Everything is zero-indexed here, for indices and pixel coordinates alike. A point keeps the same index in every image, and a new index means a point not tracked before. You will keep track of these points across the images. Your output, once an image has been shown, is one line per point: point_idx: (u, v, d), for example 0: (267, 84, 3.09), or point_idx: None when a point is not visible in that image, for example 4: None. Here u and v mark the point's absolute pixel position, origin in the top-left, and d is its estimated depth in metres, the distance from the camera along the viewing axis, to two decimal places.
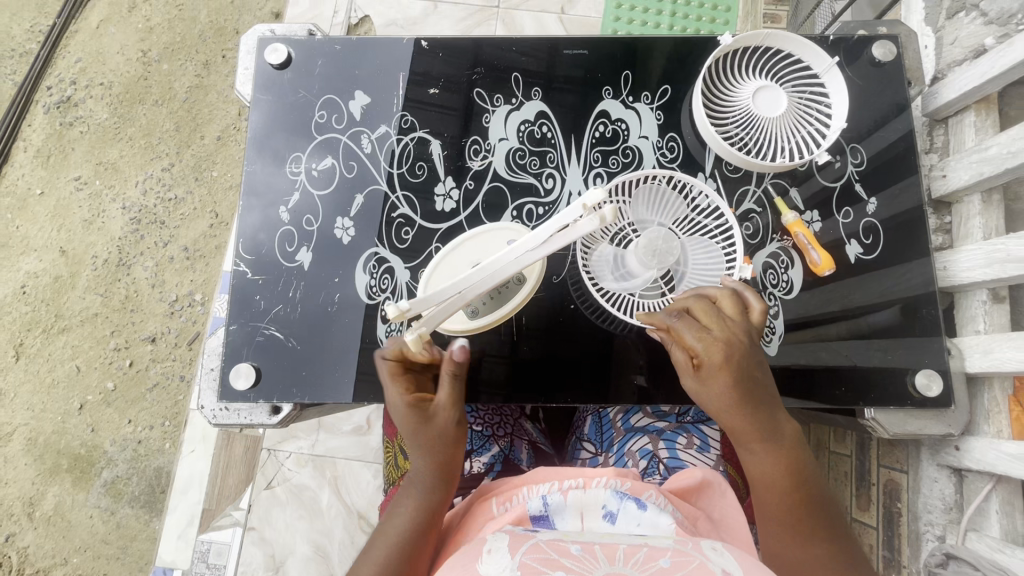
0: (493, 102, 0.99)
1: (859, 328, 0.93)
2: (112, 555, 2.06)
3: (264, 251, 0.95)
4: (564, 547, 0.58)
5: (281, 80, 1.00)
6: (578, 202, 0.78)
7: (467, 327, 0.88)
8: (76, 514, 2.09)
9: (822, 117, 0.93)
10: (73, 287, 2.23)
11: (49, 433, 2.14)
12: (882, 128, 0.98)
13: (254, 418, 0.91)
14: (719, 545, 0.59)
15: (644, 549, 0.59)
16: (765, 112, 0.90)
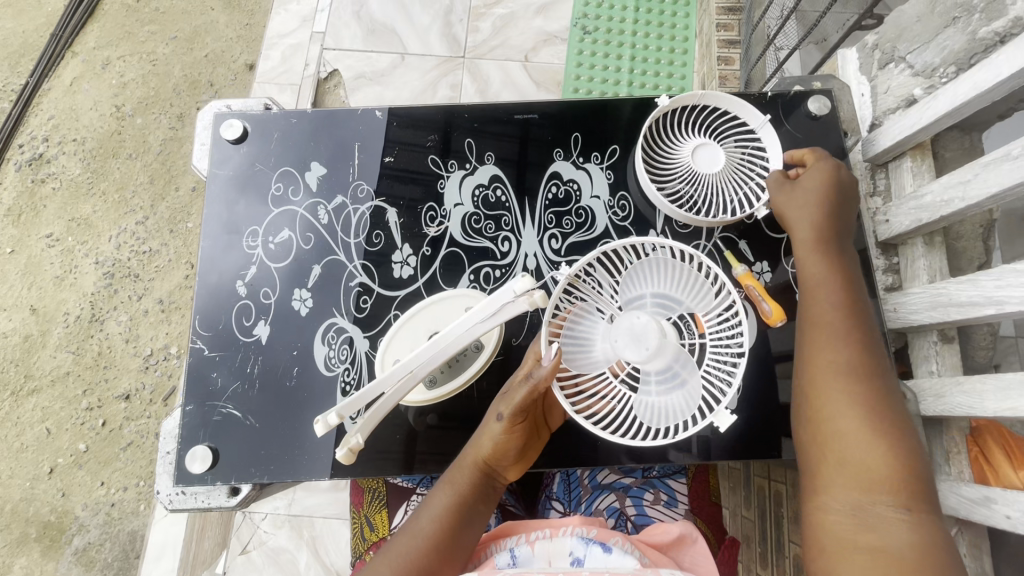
0: (448, 168, 1.01)
1: None
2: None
3: (222, 326, 0.94)
4: None
5: (238, 155, 1.02)
6: (510, 286, 0.78)
7: (424, 398, 0.87)
8: None
9: (765, 172, 0.93)
10: (44, 345, 2.18)
11: (16, 500, 2.06)
12: None
13: (212, 502, 0.88)
14: None
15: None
16: (705, 170, 0.93)
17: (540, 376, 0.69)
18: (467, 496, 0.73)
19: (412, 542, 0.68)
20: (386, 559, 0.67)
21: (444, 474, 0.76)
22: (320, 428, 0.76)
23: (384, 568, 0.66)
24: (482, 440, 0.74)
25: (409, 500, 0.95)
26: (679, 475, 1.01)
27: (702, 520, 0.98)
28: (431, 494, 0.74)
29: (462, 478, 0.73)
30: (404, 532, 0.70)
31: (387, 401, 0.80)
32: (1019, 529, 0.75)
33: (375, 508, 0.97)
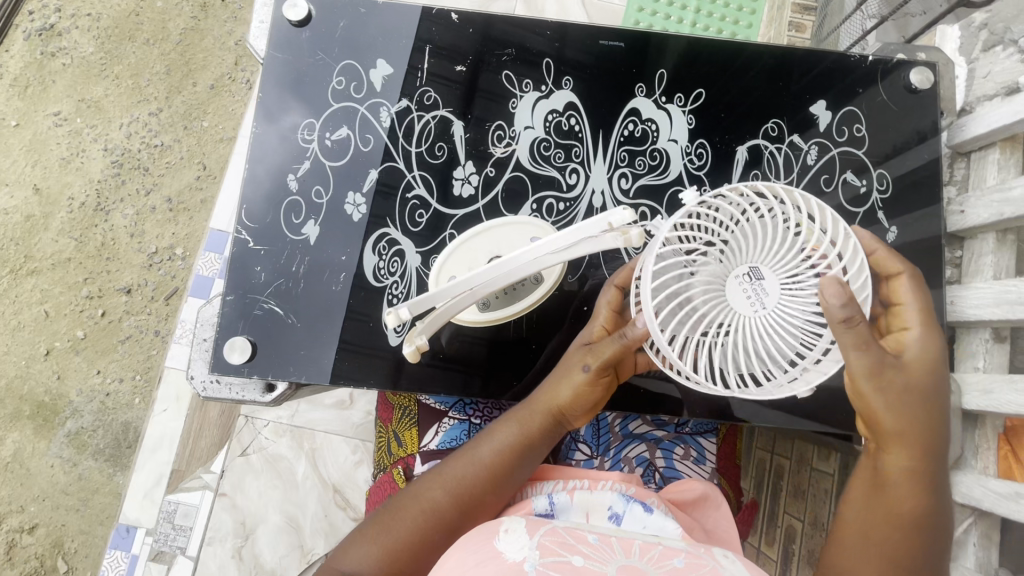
0: (521, 87, 0.94)
1: None
2: (72, 507, 2.01)
3: (270, 221, 0.90)
4: (580, 536, 0.61)
5: (299, 39, 0.93)
6: (602, 219, 0.72)
7: (476, 320, 0.87)
8: (36, 463, 2.03)
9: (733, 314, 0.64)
10: (46, 228, 2.12)
11: (11, 377, 2.06)
12: (900, 155, 0.97)
13: (245, 395, 0.88)
14: (732, 555, 0.61)
15: (659, 547, 0.61)
16: (737, 303, 0.64)
17: (632, 336, 0.72)
18: (530, 435, 0.77)
19: (471, 466, 0.76)
20: (444, 476, 0.77)
21: (518, 408, 0.80)
22: (391, 319, 0.76)
23: (440, 483, 0.76)
24: (558, 391, 0.78)
25: (441, 422, 0.95)
26: (710, 434, 1.01)
27: (724, 480, 0.99)
28: (496, 425, 0.80)
29: (529, 422, 0.78)
30: (464, 453, 0.78)
31: (443, 316, 0.79)
32: None
33: (406, 425, 0.96)
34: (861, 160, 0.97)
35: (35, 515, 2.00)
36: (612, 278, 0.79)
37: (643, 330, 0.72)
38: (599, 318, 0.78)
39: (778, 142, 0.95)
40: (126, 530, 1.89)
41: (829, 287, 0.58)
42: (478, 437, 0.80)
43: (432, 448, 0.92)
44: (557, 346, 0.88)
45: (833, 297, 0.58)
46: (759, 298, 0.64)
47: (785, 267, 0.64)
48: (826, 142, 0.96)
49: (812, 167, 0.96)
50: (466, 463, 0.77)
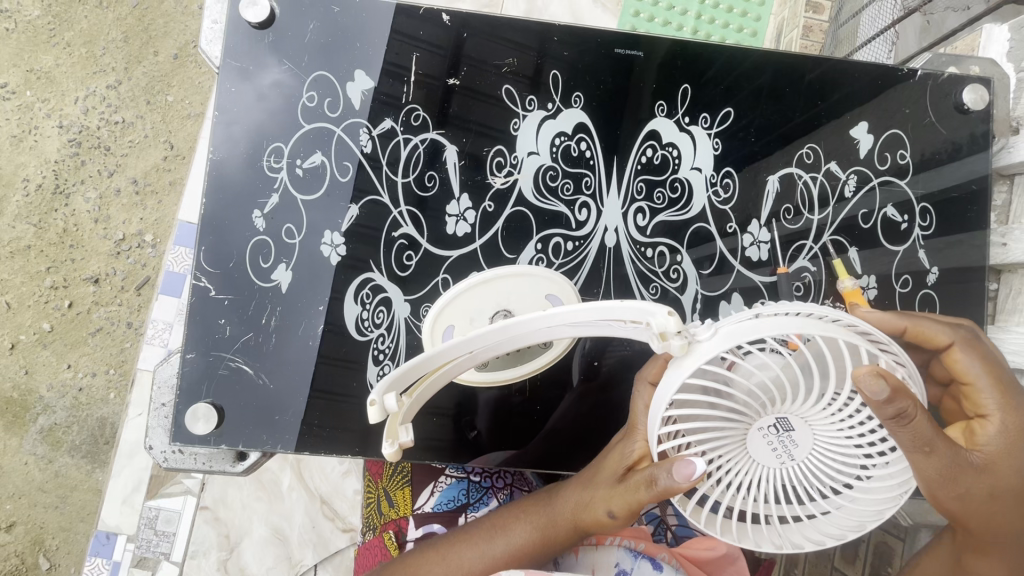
0: (525, 105, 0.82)
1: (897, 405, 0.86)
2: (50, 505, 1.88)
3: (233, 266, 0.77)
4: None
5: (260, 44, 0.79)
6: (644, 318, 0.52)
7: (477, 380, 0.81)
8: (9, 461, 1.87)
9: (761, 450, 0.54)
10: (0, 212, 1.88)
11: None
12: (930, 169, 0.88)
13: (214, 465, 0.78)
14: None
15: None
16: (759, 454, 0.55)
17: (671, 484, 0.53)
18: (547, 543, 0.68)
19: (479, 559, 0.68)
20: (448, 555, 0.69)
21: (542, 504, 0.70)
22: (376, 414, 0.55)
23: (440, 560, 0.68)
24: (585, 504, 0.66)
25: (437, 480, 0.87)
26: None
27: None
28: (515, 518, 0.70)
29: (552, 528, 0.68)
30: (474, 538, 0.70)
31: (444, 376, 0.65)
32: None
33: (397, 484, 0.89)
34: (903, 191, 0.87)
35: (12, 515, 1.88)
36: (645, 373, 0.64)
37: (686, 480, 0.51)
38: (642, 429, 0.63)
39: (814, 171, 0.85)
40: (106, 536, 1.79)
41: (867, 377, 0.45)
42: (490, 525, 0.71)
43: (427, 510, 0.83)
44: (569, 411, 0.85)
45: (871, 389, 0.45)
46: (786, 450, 0.54)
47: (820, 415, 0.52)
48: (866, 171, 0.86)
49: (850, 199, 0.86)
50: (473, 548, 0.69)
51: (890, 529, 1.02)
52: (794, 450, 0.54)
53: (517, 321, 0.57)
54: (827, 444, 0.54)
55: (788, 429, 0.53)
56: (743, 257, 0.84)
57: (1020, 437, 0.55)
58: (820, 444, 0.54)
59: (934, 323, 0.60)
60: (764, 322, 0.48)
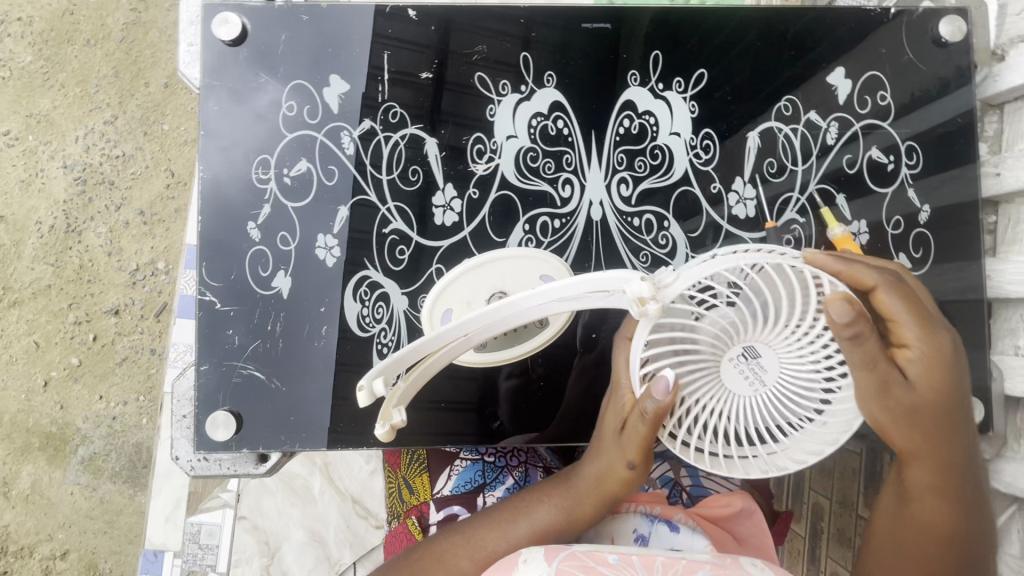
0: (498, 90, 0.83)
1: None
2: (100, 529, 1.96)
3: (234, 278, 0.80)
4: (600, 556, 0.59)
5: (237, 61, 0.81)
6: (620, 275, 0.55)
7: (480, 360, 0.83)
8: (56, 492, 1.95)
9: (733, 380, 0.57)
10: (18, 256, 1.94)
11: (14, 412, 1.94)
12: (915, 108, 0.87)
13: (238, 469, 0.81)
14: (757, 562, 0.60)
15: (681, 559, 0.60)
16: (733, 385, 0.57)
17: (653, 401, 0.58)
18: (573, 515, 0.70)
19: (505, 541, 0.69)
20: (475, 541, 0.69)
21: (564, 482, 0.72)
22: (365, 399, 0.61)
23: (468, 551, 0.69)
24: (605, 470, 0.69)
25: (452, 465, 0.89)
26: None
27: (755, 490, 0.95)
28: (541, 498, 0.72)
29: (578, 501, 0.70)
30: (498, 524, 0.70)
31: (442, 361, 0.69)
32: None
33: (416, 471, 0.92)
34: (887, 133, 0.86)
35: (65, 543, 1.95)
36: (623, 331, 0.71)
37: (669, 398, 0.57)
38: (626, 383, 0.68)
39: (793, 123, 0.85)
40: (152, 554, 1.82)
41: (838, 300, 0.50)
42: (512, 507, 0.72)
43: (446, 494, 0.86)
44: (578, 387, 0.87)
45: (839, 312, 0.50)
46: (757, 377, 0.57)
47: (788, 345, 0.55)
48: (847, 117, 0.86)
49: (832, 147, 0.85)
50: (498, 535, 0.70)
51: None
52: (762, 378, 0.57)
53: (508, 304, 0.60)
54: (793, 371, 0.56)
55: (755, 359, 0.56)
56: (730, 216, 0.84)
57: (937, 363, 0.58)
58: (789, 375, 0.56)
59: (867, 266, 0.57)
60: (723, 257, 0.52)
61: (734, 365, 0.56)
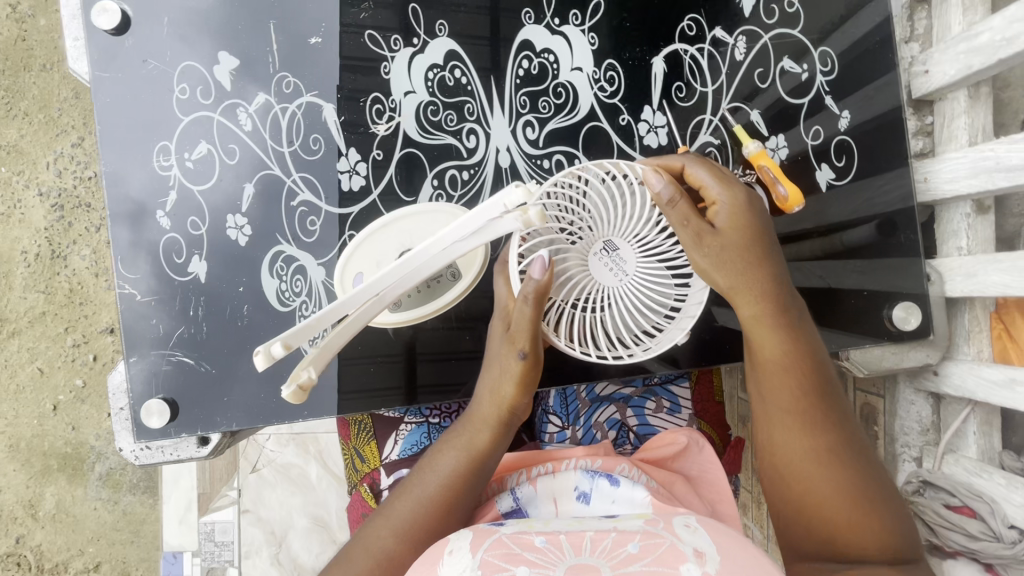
0: (391, 46, 0.81)
1: (832, 247, 0.83)
2: (127, 540, 2.02)
3: (150, 268, 0.80)
4: (528, 541, 0.55)
5: (123, 49, 0.80)
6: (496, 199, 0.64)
7: (390, 322, 0.78)
8: (80, 508, 2.00)
9: (602, 272, 0.69)
10: (10, 287, 1.91)
11: (29, 436, 1.95)
12: (827, 12, 0.83)
13: (182, 453, 0.82)
14: (692, 524, 0.57)
15: (612, 533, 0.56)
16: (601, 276, 0.69)
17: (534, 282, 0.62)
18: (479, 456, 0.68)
19: (418, 503, 0.65)
20: (388, 514, 0.65)
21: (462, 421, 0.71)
22: (262, 360, 0.61)
23: (385, 527, 0.64)
24: (497, 384, 0.70)
25: (398, 430, 0.91)
26: (681, 379, 0.96)
27: (705, 423, 0.95)
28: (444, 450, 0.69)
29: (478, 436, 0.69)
30: (407, 487, 0.67)
31: (359, 321, 0.68)
32: None
33: (365, 440, 0.92)
34: (799, 41, 0.83)
35: (96, 555, 2.01)
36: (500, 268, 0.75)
37: (546, 275, 0.61)
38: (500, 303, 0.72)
39: (699, 42, 0.82)
40: (173, 556, 1.92)
41: (651, 173, 0.62)
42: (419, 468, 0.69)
43: (394, 458, 0.89)
44: None
45: (656, 183, 0.63)
46: (619, 267, 0.70)
47: (633, 236, 0.69)
48: (755, 29, 0.82)
49: (742, 62, 0.82)
50: (410, 499, 0.66)
51: (870, 388, 1.05)
52: (622, 270, 0.70)
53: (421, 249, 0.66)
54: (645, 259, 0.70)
55: (614, 252, 0.70)
56: (641, 147, 0.82)
57: (740, 211, 0.64)
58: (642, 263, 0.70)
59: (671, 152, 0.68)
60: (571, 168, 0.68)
61: (598, 260, 0.69)
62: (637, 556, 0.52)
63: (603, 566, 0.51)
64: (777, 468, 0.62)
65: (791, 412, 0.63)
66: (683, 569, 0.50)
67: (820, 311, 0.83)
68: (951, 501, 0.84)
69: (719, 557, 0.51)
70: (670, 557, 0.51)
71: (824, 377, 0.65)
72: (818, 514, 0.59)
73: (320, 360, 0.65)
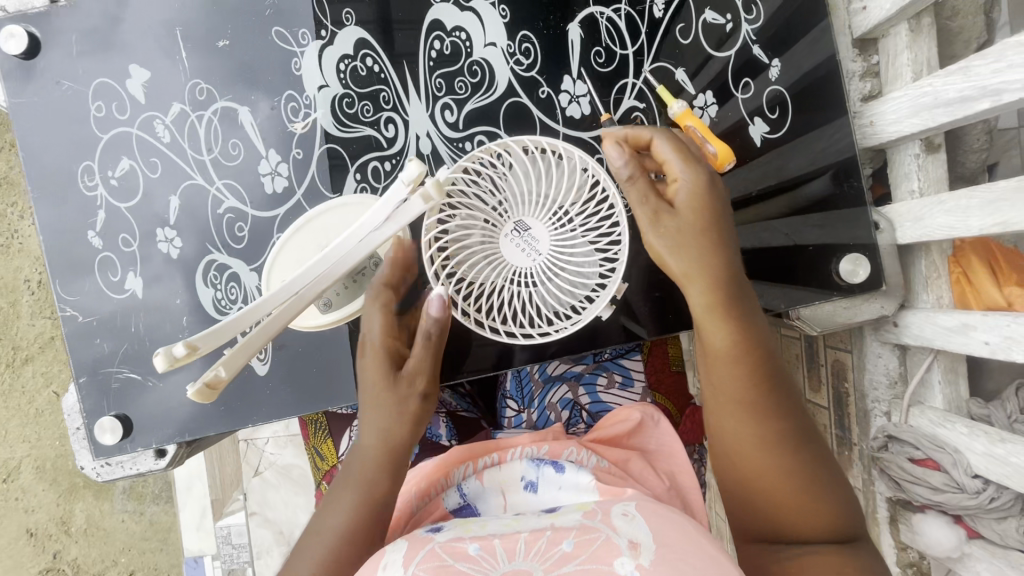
0: (299, 40, 0.79)
1: (794, 204, 0.80)
2: (156, 548, 1.96)
3: (89, 289, 0.81)
4: (460, 548, 0.51)
5: (36, 72, 0.80)
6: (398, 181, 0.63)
7: (322, 322, 0.77)
8: (109, 522, 1.94)
9: (516, 253, 0.68)
10: (18, 316, 1.84)
11: (53, 457, 1.89)
12: None
13: (141, 467, 0.84)
14: (630, 512, 0.54)
15: (548, 532, 0.52)
16: (514, 257, 0.68)
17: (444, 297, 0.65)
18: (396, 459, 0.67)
19: (344, 518, 0.64)
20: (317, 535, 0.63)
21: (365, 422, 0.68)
22: (163, 362, 0.57)
23: (317, 551, 0.62)
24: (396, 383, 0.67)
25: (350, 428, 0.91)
26: (634, 352, 0.98)
27: (657, 396, 0.97)
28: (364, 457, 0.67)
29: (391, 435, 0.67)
30: (332, 505, 0.65)
31: (278, 322, 0.65)
32: (997, 355, 0.69)
33: (322, 439, 0.95)
34: None
35: (130, 565, 1.96)
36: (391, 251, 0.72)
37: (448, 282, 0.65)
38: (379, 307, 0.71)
39: (614, 4, 0.79)
40: (196, 560, 1.89)
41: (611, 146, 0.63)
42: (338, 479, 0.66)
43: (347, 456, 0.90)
44: None
45: (614, 156, 0.63)
46: (532, 247, 0.68)
47: (546, 213, 0.68)
48: None
49: (662, 20, 0.79)
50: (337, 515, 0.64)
51: (839, 344, 1.01)
52: (537, 249, 0.68)
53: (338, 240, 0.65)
54: (559, 236, 0.68)
55: (528, 231, 0.68)
56: (564, 118, 0.80)
57: (706, 191, 0.62)
58: (557, 240, 0.68)
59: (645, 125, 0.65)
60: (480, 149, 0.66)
61: (512, 241, 0.68)
62: (572, 554, 0.49)
63: (538, 569, 0.47)
64: (726, 454, 0.60)
65: (748, 403, 0.59)
66: (618, 565, 0.47)
67: (772, 268, 0.80)
68: (916, 454, 0.83)
69: (655, 545, 0.49)
70: (604, 553, 0.48)
71: (778, 378, 0.60)
72: (776, 501, 0.57)
73: (235, 361, 0.63)
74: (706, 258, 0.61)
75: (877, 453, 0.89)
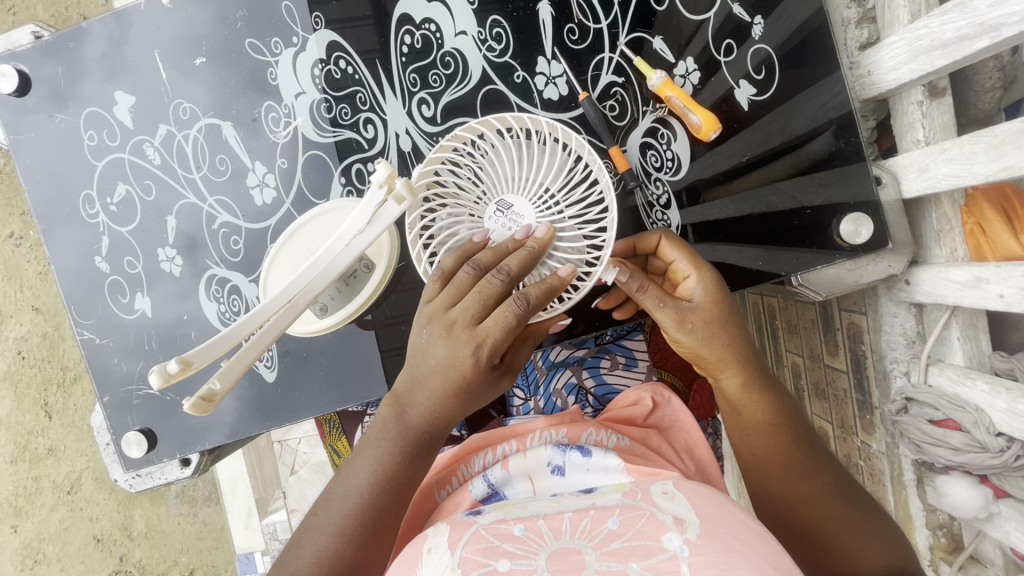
0: (272, 50, 0.80)
1: (796, 165, 0.76)
2: (212, 546, 1.99)
3: (102, 312, 0.85)
4: (506, 529, 0.50)
5: (31, 108, 0.83)
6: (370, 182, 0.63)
7: (320, 327, 0.79)
8: (167, 525, 1.97)
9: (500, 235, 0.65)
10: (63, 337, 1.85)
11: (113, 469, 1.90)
12: None
13: (167, 476, 0.89)
14: (671, 489, 0.52)
15: (590, 511, 0.51)
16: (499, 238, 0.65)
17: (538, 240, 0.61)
18: (468, 392, 0.62)
19: (419, 419, 0.63)
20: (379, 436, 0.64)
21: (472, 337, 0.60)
22: (158, 379, 0.58)
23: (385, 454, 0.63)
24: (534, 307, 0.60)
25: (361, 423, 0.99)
26: (635, 332, 0.97)
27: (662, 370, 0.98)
28: (430, 391, 0.62)
29: (457, 368, 0.60)
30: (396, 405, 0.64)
31: (274, 330, 0.66)
32: (1013, 308, 0.66)
33: (337, 436, 1.04)
34: None
35: (189, 565, 1.98)
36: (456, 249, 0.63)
37: (568, 270, 0.58)
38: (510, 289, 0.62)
39: None
40: (247, 556, 1.89)
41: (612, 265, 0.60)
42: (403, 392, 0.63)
43: None
44: None
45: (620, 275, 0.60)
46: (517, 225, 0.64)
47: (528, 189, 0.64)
48: None
49: None
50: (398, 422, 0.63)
51: (853, 307, 0.98)
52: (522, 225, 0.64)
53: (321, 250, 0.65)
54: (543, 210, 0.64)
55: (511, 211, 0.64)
56: (542, 101, 0.79)
57: (718, 286, 0.64)
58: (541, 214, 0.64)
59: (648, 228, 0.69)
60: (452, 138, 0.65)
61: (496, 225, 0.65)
62: (618, 532, 0.48)
63: (586, 548, 0.47)
64: (762, 492, 0.65)
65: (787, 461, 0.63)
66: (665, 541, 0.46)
67: (771, 233, 0.77)
68: (935, 416, 0.81)
69: (699, 520, 0.47)
70: (651, 530, 0.47)
71: (819, 449, 0.64)
72: (838, 548, 0.60)
73: (230, 374, 0.64)
74: (748, 377, 0.64)
75: (895, 417, 0.87)
